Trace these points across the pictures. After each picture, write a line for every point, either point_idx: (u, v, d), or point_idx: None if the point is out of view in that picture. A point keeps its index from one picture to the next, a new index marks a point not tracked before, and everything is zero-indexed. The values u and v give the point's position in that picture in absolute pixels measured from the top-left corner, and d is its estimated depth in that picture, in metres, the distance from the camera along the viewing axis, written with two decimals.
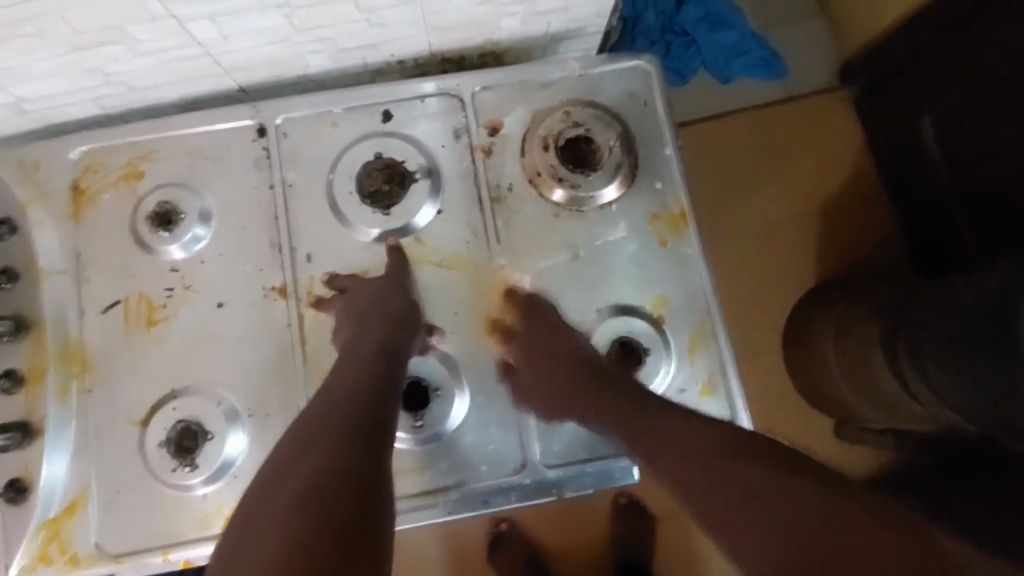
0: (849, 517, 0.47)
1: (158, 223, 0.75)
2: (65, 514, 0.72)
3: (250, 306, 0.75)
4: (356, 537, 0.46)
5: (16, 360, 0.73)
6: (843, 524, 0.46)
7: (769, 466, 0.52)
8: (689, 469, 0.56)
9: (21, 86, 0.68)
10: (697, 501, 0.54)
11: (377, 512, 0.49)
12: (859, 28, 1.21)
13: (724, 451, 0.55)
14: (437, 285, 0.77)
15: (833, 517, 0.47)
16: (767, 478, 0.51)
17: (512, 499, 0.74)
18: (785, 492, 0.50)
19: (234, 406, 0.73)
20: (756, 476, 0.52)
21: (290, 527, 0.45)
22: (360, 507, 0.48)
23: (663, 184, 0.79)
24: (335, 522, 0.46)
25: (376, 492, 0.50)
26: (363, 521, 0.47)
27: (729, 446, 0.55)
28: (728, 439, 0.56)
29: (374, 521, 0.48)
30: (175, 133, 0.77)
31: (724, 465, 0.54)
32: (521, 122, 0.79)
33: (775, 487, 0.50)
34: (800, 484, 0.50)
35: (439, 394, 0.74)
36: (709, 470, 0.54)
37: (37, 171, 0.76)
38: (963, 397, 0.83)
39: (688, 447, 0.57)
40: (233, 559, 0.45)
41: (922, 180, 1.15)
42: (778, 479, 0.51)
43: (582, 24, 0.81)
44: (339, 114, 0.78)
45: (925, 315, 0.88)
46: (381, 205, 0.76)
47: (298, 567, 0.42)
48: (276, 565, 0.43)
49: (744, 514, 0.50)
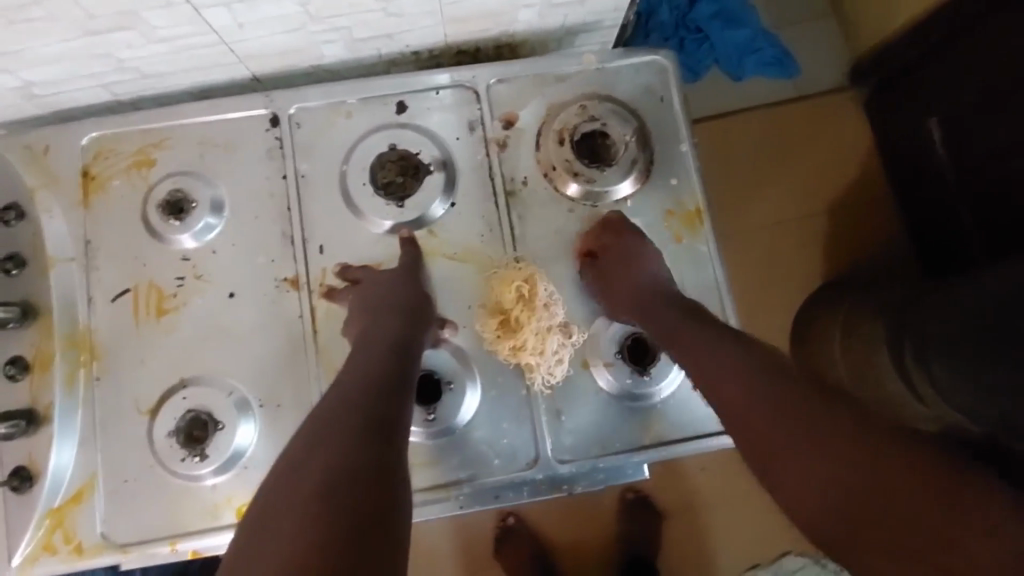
0: (940, 502, 0.45)
1: (169, 211, 0.74)
2: (71, 503, 0.71)
3: (262, 297, 0.74)
4: (372, 538, 0.45)
5: (23, 346, 0.72)
6: (936, 512, 0.44)
7: (848, 443, 0.49)
8: (754, 434, 0.54)
9: (31, 70, 0.67)
10: (765, 469, 0.53)
11: (392, 513, 0.48)
12: (871, 29, 1.20)
13: (796, 420, 0.52)
14: (449, 278, 0.76)
15: (924, 503, 0.45)
16: (849, 460, 0.48)
17: (523, 494, 0.78)
18: (867, 476, 0.47)
19: (245, 396, 0.72)
20: (834, 456, 0.49)
21: (308, 528, 0.44)
22: (376, 507, 0.47)
23: (678, 180, 0.78)
24: (351, 523, 0.45)
25: (392, 491, 0.49)
26: (377, 522, 0.46)
27: (801, 415, 0.52)
28: (799, 406, 0.52)
29: (388, 522, 0.47)
30: (187, 121, 0.76)
31: (798, 440, 0.51)
32: (537, 115, 0.78)
33: (859, 470, 0.48)
34: (886, 464, 0.47)
35: (451, 387, 0.73)
36: (763, 422, 0.53)
37: (47, 156, 0.76)
38: (965, 395, 0.84)
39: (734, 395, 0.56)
40: (249, 558, 0.44)
41: (930, 182, 1.15)
42: (862, 459, 0.48)
43: (599, 17, 0.81)
44: (353, 105, 0.77)
45: (931, 316, 0.88)
46: (394, 197, 0.75)
47: (313, 570, 0.42)
48: (296, 564, 0.42)
49: (826, 498, 0.48)
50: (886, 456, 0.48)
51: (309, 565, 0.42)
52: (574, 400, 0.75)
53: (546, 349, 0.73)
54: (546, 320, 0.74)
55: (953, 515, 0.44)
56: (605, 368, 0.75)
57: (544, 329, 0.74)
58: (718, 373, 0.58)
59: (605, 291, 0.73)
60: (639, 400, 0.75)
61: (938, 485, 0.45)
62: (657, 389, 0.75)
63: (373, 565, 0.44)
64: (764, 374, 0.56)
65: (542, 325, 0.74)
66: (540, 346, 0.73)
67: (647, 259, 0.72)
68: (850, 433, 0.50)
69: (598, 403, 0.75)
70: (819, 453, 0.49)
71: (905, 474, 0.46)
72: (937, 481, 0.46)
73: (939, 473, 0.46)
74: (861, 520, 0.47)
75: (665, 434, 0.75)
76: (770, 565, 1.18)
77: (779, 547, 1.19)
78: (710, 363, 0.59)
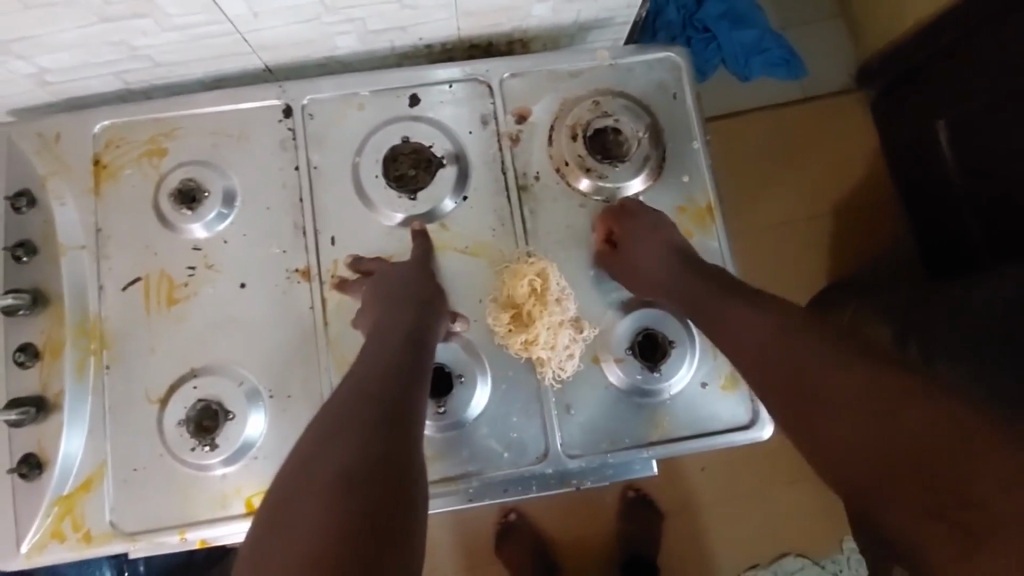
0: (969, 464, 0.47)
1: (181, 200, 0.74)
2: (80, 491, 0.71)
3: (273, 288, 0.74)
4: (388, 539, 0.44)
5: (34, 333, 0.72)
6: (960, 472, 0.47)
7: (878, 407, 0.51)
8: (793, 403, 0.56)
9: (45, 57, 0.67)
10: (802, 433, 0.56)
11: (409, 513, 0.47)
12: (877, 31, 1.20)
13: (829, 389, 0.53)
14: (459, 272, 0.76)
15: (948, 462, 0.47)
16: (879, 425, 0.50)
17: (532, 488, 0.77)
18: (896, 439, 0.49)
19: (256, 385, 0.72)
20: (863, 421, 0.51)
21: (321, 526, 0.44)
22: (391, 507, 0.46)
23: (690, 178, 0.79)
24: (365, 524, 0.44)
25: (406, 491, 0.48)
26: (392, 523, 0.46)
27: (836, 384, 0.53)
28: (832, 374, 0.54)
29: (404, 523, 0.46)
30: (199, 110, 0.76)
31: (830, 409, 0.53)
32: (549, 110, 0.78)
33: (887, 435, 0.50)
34: (916, 424, 0.49)
35: (462, 380, 0.73)
36: (801, 392, 0.56)
37: (58, 143, 0.75)
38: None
39: (772, 363, 0.58)
40: (263, 553, 0.44)
41: (935, 186, 1.16)
42: (892, 423, 0.50)
43: (612, 13, 0.81)
44: (366, 97, 0.77)
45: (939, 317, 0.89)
46: (407, 189, 0.75)
47: (330, 567, 0.42)
48: (319, 559, 0.42)
49: (853, 462, 0.51)
50: (917, 417, 0.49)
51: (325, 565, 0.42)
52: (583, 394, 0.75)
53: (558, 343, 0.74)
54: (558, 314, 0.74)
55: (978, 476, 0.46)
56: (616, 363, 0.75)
57: (557, 323, 0.74)
58: (752, 347, 0.60)
59: (628, 275, 0.73)
60: (649, 396, 0.75)
61: (968, 446, 0.47)
62: (666, 385, 0.75)
63: (389, 568, 0.43)
64: (798, 342, 0.57)
65: (554, 320, 0.74)
66: (552, 341, 0.74)
67: (666, 238, 0.73)
68: (881, 395, 0.51)
69: (607, 399, 0.75)
70: (849, 420, 0.52)
71: (938, 435, 0.48)
72: (972, 440, 0.47)
73: (971, 432, 0.48)
74: (890, 484, 0.49)
75: (673, 430, 0.75)
76: (770, 564, 1.18)
77: (779, 547, 1.19)
78: (746, 334, 0.61)
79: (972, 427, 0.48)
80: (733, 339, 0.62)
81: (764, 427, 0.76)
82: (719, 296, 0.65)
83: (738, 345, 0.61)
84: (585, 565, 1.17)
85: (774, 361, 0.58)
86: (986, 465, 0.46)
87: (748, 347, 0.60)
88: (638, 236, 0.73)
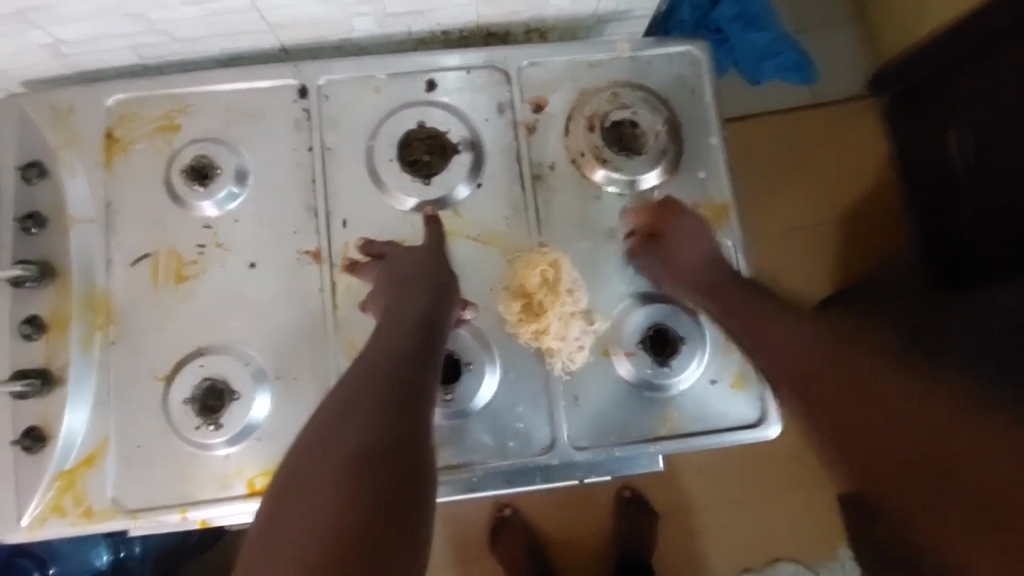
0: (995, 459, 0.48)
1: (193, 177, 0.74)
2: (82, 466, 0.71)
3: (283, 270, 0.74)
4: (401, 526, 0.45)
5: (39, 306, 0.72)
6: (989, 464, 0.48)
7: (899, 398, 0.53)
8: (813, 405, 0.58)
9: (60, 27, 0.66)
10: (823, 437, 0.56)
11: (421, 498, 0.47)
12: (892, 37, 1.20)
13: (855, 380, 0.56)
14: (471, 259, 0.76)
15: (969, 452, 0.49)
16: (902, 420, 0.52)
17: (536, 480, 0.76)
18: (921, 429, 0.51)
19: (262, 366, 0.72)
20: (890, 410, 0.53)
21: (331, 512, 0.44)
22: (402, 492, 0.46)
23: (706, 174, 0.78)
24: (374, 513, 0.44)
25: (416, 480, 0.48)
26: (404, 511, 0.45)
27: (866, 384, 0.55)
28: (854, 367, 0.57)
29: (413, 515, 0.46)
30: (214, 87, 0.75)
31: (852, 398, 0.55)
32: (567, 100, 0.78)
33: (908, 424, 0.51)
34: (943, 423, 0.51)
35: (470, 368, 0.73)
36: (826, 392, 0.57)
37: (70, 116, 0.75)
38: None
39: (797, 363, 0.61)
40: (271, 536, 0.44)
41: (943, 195, 1.15)
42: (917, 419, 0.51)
43: (633, 6, 0.80)
44: (383, 79, 0.77)
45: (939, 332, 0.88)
46: (421, 174, 0.75)
47: (343, 548, 0.42)
48: (329, 540, 0.42)
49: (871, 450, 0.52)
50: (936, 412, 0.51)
51: (338, 548, 0.42)
52: (591, 386, 0.75)
53: (569, 334, 0.74)
54: (569, 305, 0.75)
55: (999, 471, 0.48)
56: (626, 356, 0.74)
57: (568, 314, 0.75)
58: (775, 342, 0.63)
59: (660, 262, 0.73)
60: (657, 391, 0.75)
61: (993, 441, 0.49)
62: (676, 380, 0.75)
63: (395, 564, 0.43)
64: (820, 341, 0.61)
65: (565, 310, 0.74)
66: (563, 331, 0.74)
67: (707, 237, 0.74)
68: (898, 391, 0.53)
69: (616, 392, 0.75)
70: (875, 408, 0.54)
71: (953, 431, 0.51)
72: (992, 437, 0.49)
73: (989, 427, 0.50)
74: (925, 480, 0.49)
75: (681, 425, 0.75)
76: (765, 568, 1.18)
77: (775, 551, 1.19)
78: (775, 334, 0.64)
79: (989, 422, 0.50)
80: (762, 336, 0.65)
81: (771, 426, 0.76)
82: (748, 306, 0.68)
83: (765, 344, 0.64)
84: (579, 563, 1.17)
85: (802, 361, 0.60)
86: (1006, 458, 0.48)
87: (774, 345, 0.63)
88: (686, 227, 0.74)
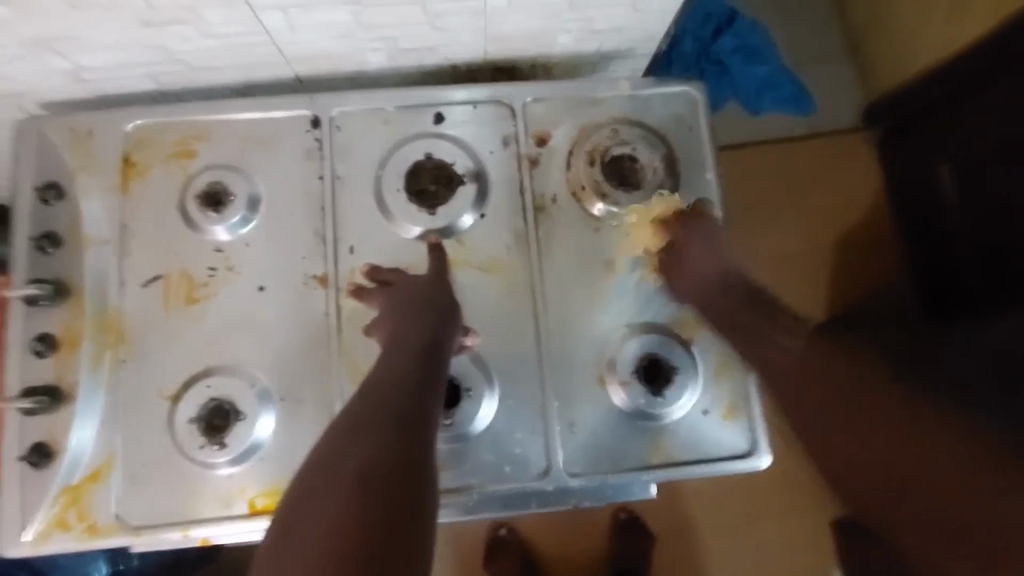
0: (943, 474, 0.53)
1: (207, 202, 0.76)
2: (88, 482, 0.72)
3: (291, 294, 0.76)
4: (401, 546, 0.46)
5: (52, 324, 0.74)
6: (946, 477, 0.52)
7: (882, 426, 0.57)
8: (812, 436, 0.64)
9: (85, 55, 0.69)
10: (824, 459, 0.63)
11: (421, 521, 0.48)
12: (887, 74, 1.24)
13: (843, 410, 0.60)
14: (473, 287, 0.78)
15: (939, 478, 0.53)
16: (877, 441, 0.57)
17: (531, 504, 0.79)
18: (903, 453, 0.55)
19: (267, 387, 0.74)
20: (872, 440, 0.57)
21: (332, 528, 0.46)
22: (402, 515, 0.47)
23: (700, 211, 0.81)
24: (374, 533, 0.45)
25: (417, 503, 0.49)
26: (404, 533, 0.47)
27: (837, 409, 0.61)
28: (839, 419, 0.61)
29: (417, 530, 0.48)
30: (229, 116, 0.78)
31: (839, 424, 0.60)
32: (569, 135, 0.81)
33: (889, 465, 0.56)
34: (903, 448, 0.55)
35: (470, 395, 0.75)
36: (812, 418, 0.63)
37: (89, 139, 0.77)
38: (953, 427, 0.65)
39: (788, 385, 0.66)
40: (281, 554, 0.46)
41: (932, 227, 1.19)
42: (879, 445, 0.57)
43: (634, 45, 0.84)
44: (392, 112, 0.80)
45: None
46: (427, 204, 0.78)
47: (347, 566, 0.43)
48: (331, 558, 0.44)
49: (951, 508, 0.52)
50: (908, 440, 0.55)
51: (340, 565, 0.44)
52: (587, 415, 0.77)
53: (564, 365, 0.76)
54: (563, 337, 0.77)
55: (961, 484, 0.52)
56: (621, 386, 0.76)
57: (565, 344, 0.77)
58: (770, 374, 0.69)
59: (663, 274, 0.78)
60: (652, 419, 0.77)
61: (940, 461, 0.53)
62: (670, 410, 0.77)
63: None
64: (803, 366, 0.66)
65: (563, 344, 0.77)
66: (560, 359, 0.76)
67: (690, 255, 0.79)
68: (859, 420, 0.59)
69: (610, 420, 0.77)
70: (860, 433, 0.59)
71: (975, 492, 0.51)
72: (952, 454, 0.53)
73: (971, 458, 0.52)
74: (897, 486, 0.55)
75: (675, 454, 0.77)
76: None
77: None
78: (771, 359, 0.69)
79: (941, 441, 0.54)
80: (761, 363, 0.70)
81: (763, 456, 0.78)
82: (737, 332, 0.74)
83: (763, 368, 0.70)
84: None
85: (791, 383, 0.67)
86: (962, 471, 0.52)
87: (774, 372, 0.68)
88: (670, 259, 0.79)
